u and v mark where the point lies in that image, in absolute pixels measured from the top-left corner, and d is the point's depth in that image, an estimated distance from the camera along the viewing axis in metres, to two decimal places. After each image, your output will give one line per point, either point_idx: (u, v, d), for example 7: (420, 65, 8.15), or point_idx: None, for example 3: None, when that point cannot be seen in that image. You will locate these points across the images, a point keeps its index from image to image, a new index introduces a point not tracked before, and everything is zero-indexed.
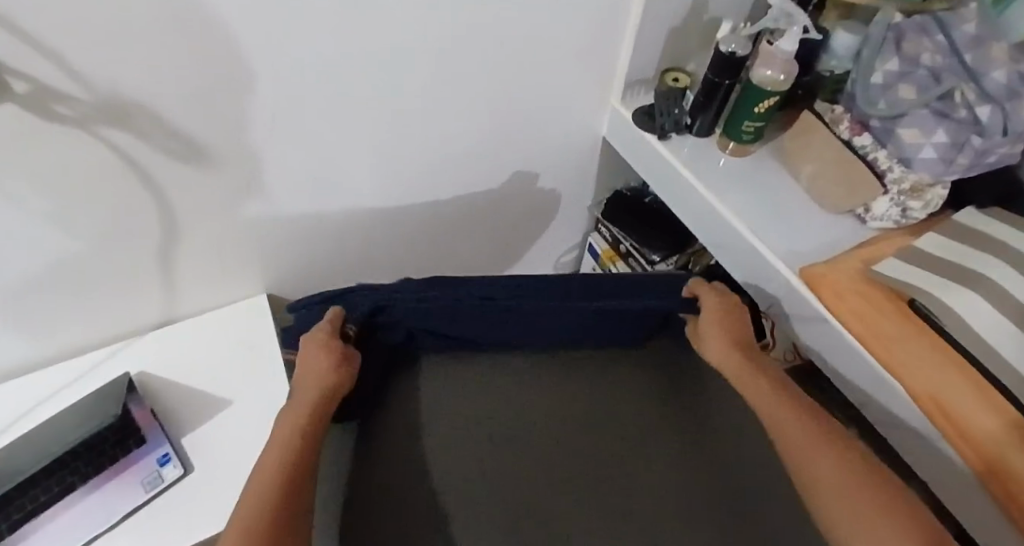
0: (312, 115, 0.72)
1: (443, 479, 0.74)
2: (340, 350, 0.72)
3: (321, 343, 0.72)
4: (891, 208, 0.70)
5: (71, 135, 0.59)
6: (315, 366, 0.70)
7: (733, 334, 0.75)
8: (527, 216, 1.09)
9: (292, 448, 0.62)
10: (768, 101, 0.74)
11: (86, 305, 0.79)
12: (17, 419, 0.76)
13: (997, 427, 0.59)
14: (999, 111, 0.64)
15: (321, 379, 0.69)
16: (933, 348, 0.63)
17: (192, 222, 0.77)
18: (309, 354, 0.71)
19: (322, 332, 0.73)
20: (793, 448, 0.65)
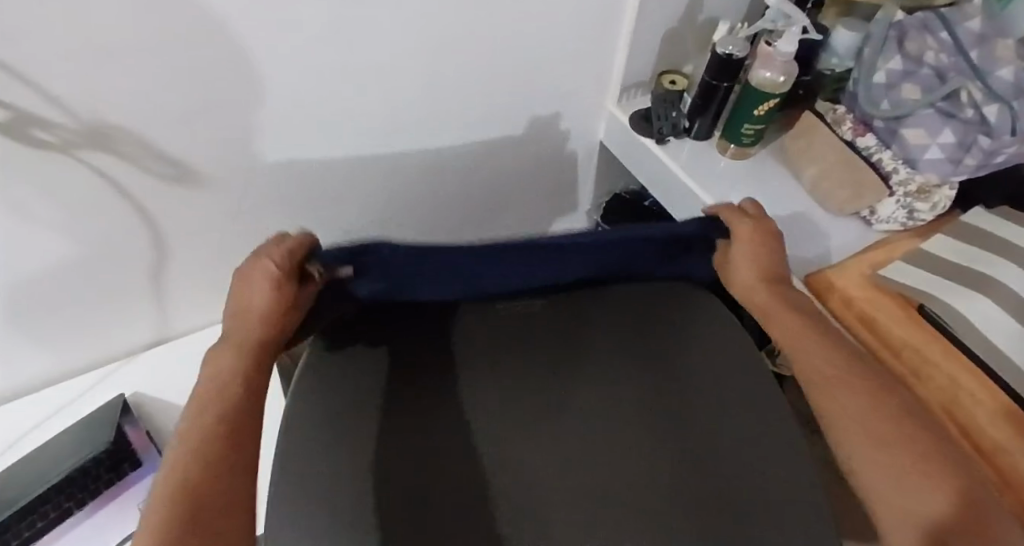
0: (304, 131, 0.71)
1: (490, 447, 0.53)
2: (292, 291, 0.53)
3: (267, 273, 0.52)
4: (898, 211, 0.68)
5: (55, 160, 0.58)
6: (251, 299, 0.52)
7: (765, 263, 0.61)
8: (541, 176, 0.98)
9: (221, 390, 0.48)
10: (768, 103, 0.72)
11: (79, 328, 0.78)
12: (20, 437, 0.74)
13: (1011, 435, 0.56)
14: (1007, 111, 0.62)
15: (258, 315, 0.52)
16: (946, 356, 0.60)
17: (183, 241, 0.75)
18: (248, 281, 0.53)
19: (270, 266, 0.52)
20: (829, 415, 0.53)
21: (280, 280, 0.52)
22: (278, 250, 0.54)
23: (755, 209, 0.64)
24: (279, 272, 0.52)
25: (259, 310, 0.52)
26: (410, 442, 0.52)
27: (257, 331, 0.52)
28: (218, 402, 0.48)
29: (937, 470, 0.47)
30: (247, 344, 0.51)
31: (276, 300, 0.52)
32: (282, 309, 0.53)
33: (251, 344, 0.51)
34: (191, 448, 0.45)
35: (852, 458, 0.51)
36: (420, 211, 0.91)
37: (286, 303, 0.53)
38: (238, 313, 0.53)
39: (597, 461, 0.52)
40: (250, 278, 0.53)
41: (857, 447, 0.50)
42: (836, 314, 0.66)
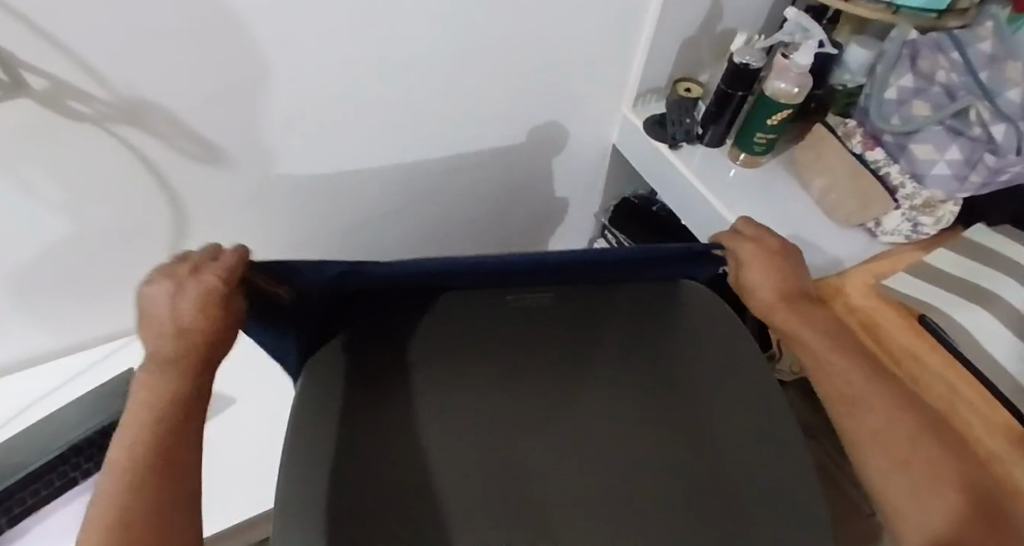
0: (327, 118, 0.72)
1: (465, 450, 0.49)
2: (233, 311, 0.48)
3: (203, 287, 0.47)
4: (903, 223, 0.69)
5: (86, 131, 0.60)
6: (179, 315, 0.46)
7: (781, 282, 0.61)
8: (546, 178, 1.00)
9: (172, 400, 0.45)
10: (780, 114, 0.74)
11: (92, 300, 0.79)
12: (21, 410, 0.77)
13: (1008, 447, 0.57)
14: (1013, 130, 0.63)
15: (193, 335, 0.46)
16: (946, 367, 0.62)
17: (201, 221, 0.77)
18: (173, 294, 0.47)
19: (207, 282, 0.47)
20: (850, 426, 0.53)
21: (223, 298, 0.47)
22: (215, 264, 0.48)
23: (751, 231, 0.63)
24: (218, 288, 0.47)
25: (192, 330, 0.46)
26: (366, 448, 0.49)
27: (194, 350, 0.46)
28: (168, 416, 0.44)
29: (950, 483, 0.49)
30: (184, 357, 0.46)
31: (215, 320, 0.47)
32: (222, 330, 0.48)
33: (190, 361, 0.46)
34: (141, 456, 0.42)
35: (872, 470, 0.52)
36: (434, 203, 0.93)
37: (225, 325, 0.48)
38: (161, 328, 0.46)
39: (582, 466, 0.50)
40: (177, 291, 0.47)
41: (881, 478, 0.51)
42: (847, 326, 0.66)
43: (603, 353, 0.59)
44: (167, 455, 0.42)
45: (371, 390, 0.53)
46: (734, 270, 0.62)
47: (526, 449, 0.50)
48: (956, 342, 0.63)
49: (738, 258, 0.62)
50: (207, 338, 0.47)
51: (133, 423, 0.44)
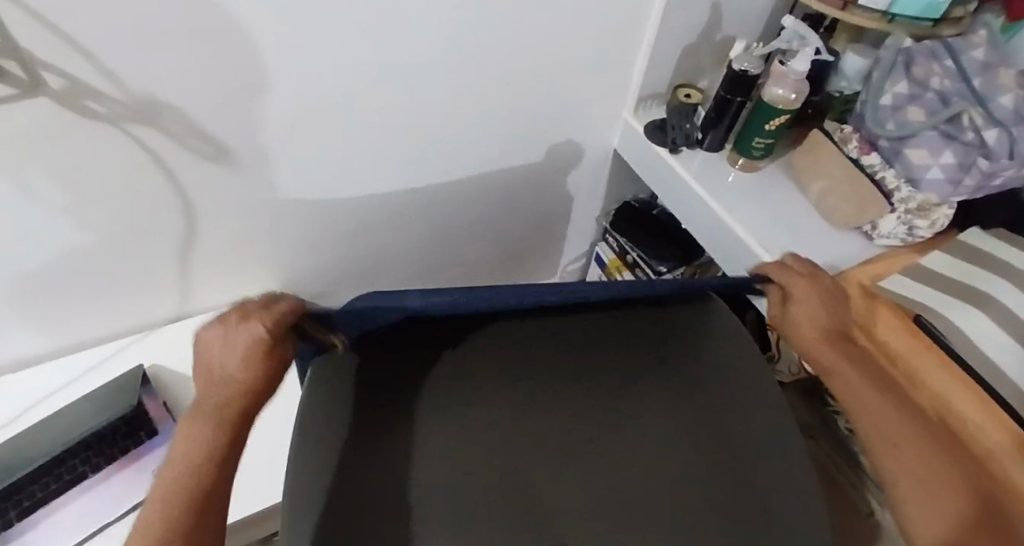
0: (334, 120, 0.74)
1: (451, 472, 0.54)
2: (277, 362, 0.53)
3: (253, 336, 0.52)
4: (898, 226, 0.71)
5: (101, 130, 0.61)
6: (231, 363, 0.52)
7: (824, 317, 0.62)
8: (552, 188, 1.04)
9: (218, 429, 0.51)
10: (778, 119, 0.76)
11: (100, 299, 0.80)
12: (25, 410, 0.78)
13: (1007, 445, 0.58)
14: (1007, 135, 0.65)
15: (239, 383, 0.52)
16: (941, 368, 0.63)
17: (209, 220, 0.78)
18: (230, 340, 0.53)
19: (257, 333, 0.52)
20: (877, 445, 0.57)
21: (268, 347, 0.53)
22: (270, 314, 0.53)
23: (800, 265, 0.65)
24: (267, 340, 0.52)
25: (239, 379, 0.52)
26: (365, 462, 0.54)
27: (240, 395, 0.52)
28: (208, 443, 0.51)
29: (961, 499, 0.53)
30: (230, 401, 0.52)
31: (257, 369, 0.52)
32: (266, 379, 0.53)
33: (234, 405, 0.52)
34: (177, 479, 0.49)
35: (898, 487, 0.55)
36: (439, 204, 0.95)
37: (270, 374, 0.53)
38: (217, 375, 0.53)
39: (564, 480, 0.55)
40: (232, 339, 0.53)
41: (909, 499, 0.54)
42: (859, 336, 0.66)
43: (618, 378, 0.63)
44: (202, 480, 0.49)
45: (377, 412, 0.58)
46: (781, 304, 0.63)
47: (511, 467, 0.55)
48: (952, 344, 0.64)
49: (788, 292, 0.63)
50: (252, 385, 0.52)
51: (178, 450, 0.51)
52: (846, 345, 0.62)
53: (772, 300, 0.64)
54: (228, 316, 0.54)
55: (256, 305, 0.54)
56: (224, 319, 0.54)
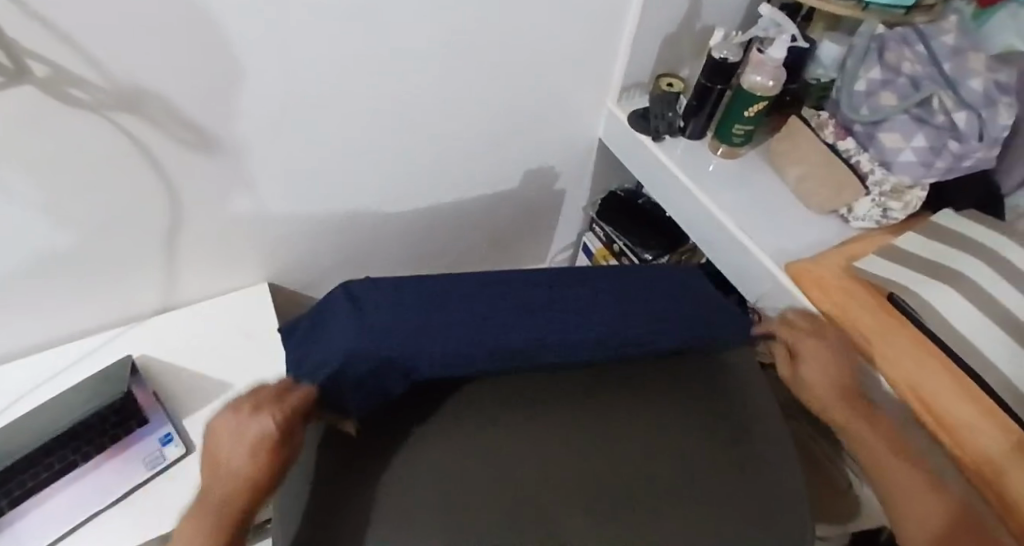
0: (320, 109, 0.75)
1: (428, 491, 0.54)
2: (283, 457, 0.55)
3: (261, 433, 0.54)
4: (872, 209, 0.73)
5: (87, 119, 0.62)
6: (235, 455, 0.53)
7: (837, 376, 0.64)
8: (538, 180, 1.05)
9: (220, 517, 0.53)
10: (757, 106, 0.78)
11: (88, 290, 0.81)
12: (9, 403, 0.78)
13: (1007, 449, 0.60)
14: (975, 118, 0.66)
15: (244, 476, 0.53)
16: (918, 345, 0.66)
17: (196, 209, 0.79)
18: (237, 432, 0.54)
19: (265, 429, 0.54)
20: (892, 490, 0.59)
21: (275, 441, 0.54)
22: (281, 408, 0.55)
23: (807, 322, 0.69)
24: (274, 437, 0.54)
25: (243, 473, 0.53)
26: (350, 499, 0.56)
27: (239, 490, 0.53)
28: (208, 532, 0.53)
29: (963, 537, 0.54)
30: (235, 491, 0.53)
31: (260, 464, 0.53)
32: (271, 475, 0.54)
33: (233, 501, 0.53)
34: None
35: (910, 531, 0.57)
36: (426, 194, 0.96)
37: (273, 469, 0.54)
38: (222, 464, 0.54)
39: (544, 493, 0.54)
40: (240, 430, 0.54)
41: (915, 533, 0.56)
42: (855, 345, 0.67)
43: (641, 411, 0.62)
44: None
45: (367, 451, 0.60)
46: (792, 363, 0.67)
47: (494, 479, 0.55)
48: (925, 319, 0.66)
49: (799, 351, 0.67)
50: (257, 480, 0.53)
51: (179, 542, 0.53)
52: (862, 404, 0.64)
53: (783, 361, 0.68)
54: (240, 404, 0.57)
55: (267, 396, 0.56)
56: (237, 408, 0.56)
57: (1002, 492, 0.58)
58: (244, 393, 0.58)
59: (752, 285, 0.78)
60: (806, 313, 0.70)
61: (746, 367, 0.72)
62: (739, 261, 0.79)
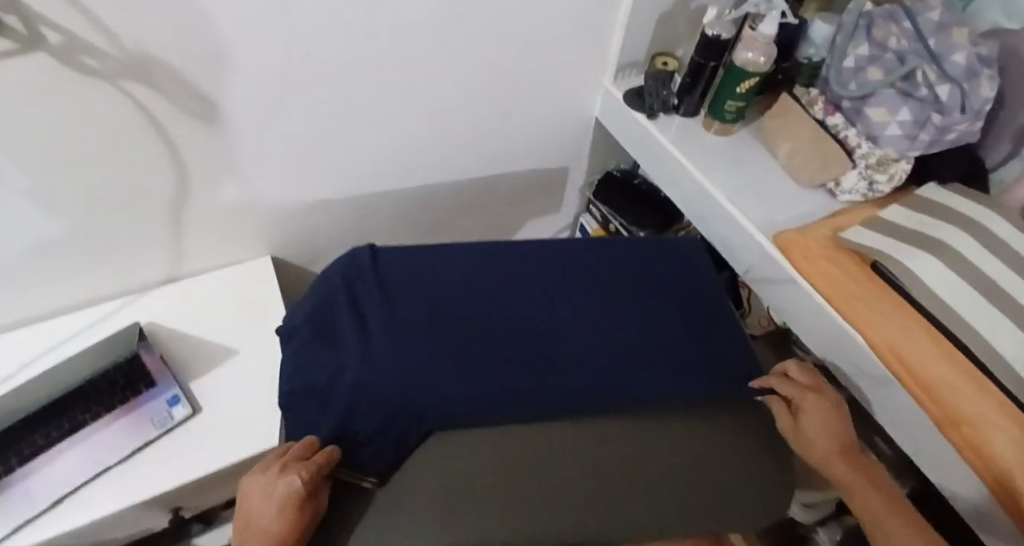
0: (322, 81, 0.77)
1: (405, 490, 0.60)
2: (308, 515, 0.55)
3: (288, 489, 0.54)
4: (859, 182, 0.76)
5: (98, 87, 0.64)
6: (265, 512, 0.54)
7: (838, 436, 0.65)
8: (536, 160, 1.07)
9: None
10: (748, 82, 0.80)
11: (97, 258, 0.83)
12: (21, 368, 0.80)
13: (996, 413, 0.61)
14: (957, 91, 0.68)
15: (272, 532, 0.53)
16: (906, 317, 0.68)
17: (202, 180, 0.81)
18: (267, 491, 0.55)
19: (293, 485, 0.54)
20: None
21: (297, 496, 0.54)
22: (306, 466, 0.56)
23: (802, 376, 0.70)
24: (300, 492, 0.55)
25: (272, 529, 0.53)
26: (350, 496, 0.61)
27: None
28: None
29: None
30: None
31: (288, 520, 0.53)
32: (296, 532, 0.54)
33: None
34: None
35: None
36: (426, 170, 0.98)
37: (300, 525, 0.54)
38: (252, 525, 0.54)
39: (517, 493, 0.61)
40: (269, 489, 0.55)
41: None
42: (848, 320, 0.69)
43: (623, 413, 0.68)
44: None
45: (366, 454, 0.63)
46: (792, 419, 0.67)
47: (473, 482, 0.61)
48: (908, 287, 0.68)
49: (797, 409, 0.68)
50: (285, 535, 0.53)
51: None
52: (863, 464, 0.65)
53: (782, 415, 0.68)
54: (268, 465, 0.58)
55: (291, 455, 0.58)
56: (265, 469, 0.57)
57: (981, 451, 0.61)
58: (271, 455, 0.60)
59: (741, 257, 0.81)
60: (801, 367, 0.71)
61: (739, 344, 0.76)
62: (729, 234, 0.81)
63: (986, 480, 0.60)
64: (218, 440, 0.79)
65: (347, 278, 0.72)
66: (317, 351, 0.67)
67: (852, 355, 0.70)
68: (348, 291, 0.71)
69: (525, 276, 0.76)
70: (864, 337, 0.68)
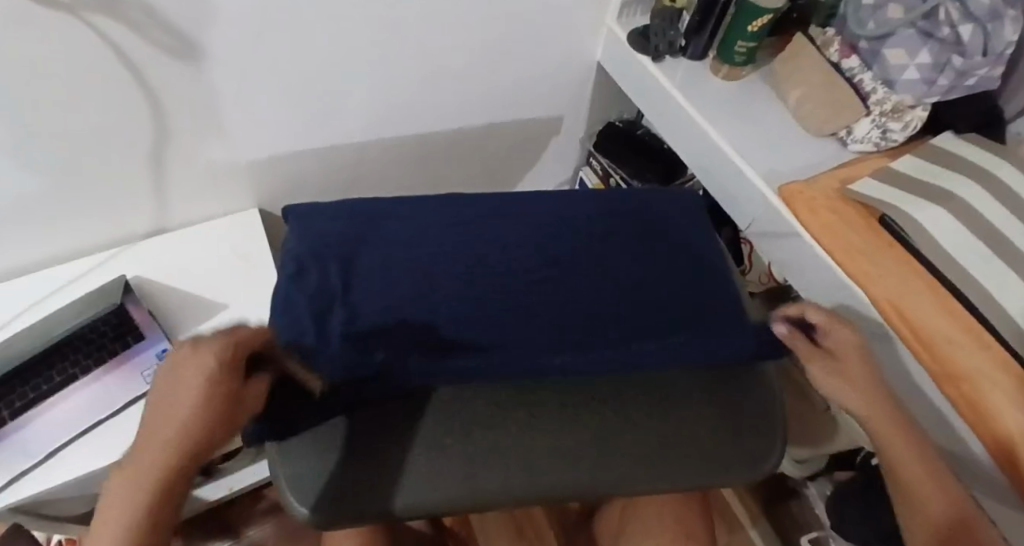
0: (308, 18, 0.72)
1: (420, 463, 0.57)
2: (227, 413, 0.48)
3: (204, 384, 0.47)
4: (872, 130, 0.72)
5: (64, 20, 0.59)
6: (174, 408, 0.46)
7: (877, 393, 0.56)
8: (535, 108, 1.03)
9: (165, 467, 0.45)
10: (762, 19, 0.75)
11: (76, 207, 0.80)
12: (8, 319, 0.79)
13: (990, 366, 0.60)
14: (981, 32, 0.63)
15: (190, 419, 0.46)
16: (912, 275, 0.65)
17: (183, 122, 0.77)
18: (179, 384, 0.47)
19: (212, 374, 0.47)
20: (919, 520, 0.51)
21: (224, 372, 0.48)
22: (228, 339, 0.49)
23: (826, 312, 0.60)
24: (222, 384, 0.47)
25: (183, 424, 0.46)
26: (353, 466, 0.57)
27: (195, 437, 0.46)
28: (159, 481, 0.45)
29: None
30: (170, 446, 0.46)
31: (200, 418, 0.46)
32: (222, 414, 0.48)
33: (184, 446, 0.46)
34: (134, 495, 0.44)
35: None
36: (421, 118, 0.94)
37: (218, 425, 0.47)
38: (162, 421, 0.47)
39: (535, 461, 0.59)
40: (182, 379, 0.47)
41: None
42: (851, 276, 0.67)
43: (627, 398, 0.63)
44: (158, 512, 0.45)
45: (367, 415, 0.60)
46: (822, 359, 0.58)
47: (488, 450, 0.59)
48: (916, 243, 0.65)
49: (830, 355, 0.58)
50: (195, 432, 0.46)
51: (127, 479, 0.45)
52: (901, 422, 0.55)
53: (806, 351, 0.59)
54: (178, 350, 0.49)
55: (204, 339, 0.49)
56: (173, 360, 0.49)
57: (978, 405, 0.59)
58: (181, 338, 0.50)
59: (744, 210, 0.78)
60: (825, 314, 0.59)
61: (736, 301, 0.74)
62: (733, 186, 0.78)
63: (982, 432, 0.59)
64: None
65: (314, 305, 0.65)
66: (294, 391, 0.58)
67: (856, 315, 0.68)
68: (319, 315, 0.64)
69: (522, 259, 0.71)
70: (864, 291, 0.66)
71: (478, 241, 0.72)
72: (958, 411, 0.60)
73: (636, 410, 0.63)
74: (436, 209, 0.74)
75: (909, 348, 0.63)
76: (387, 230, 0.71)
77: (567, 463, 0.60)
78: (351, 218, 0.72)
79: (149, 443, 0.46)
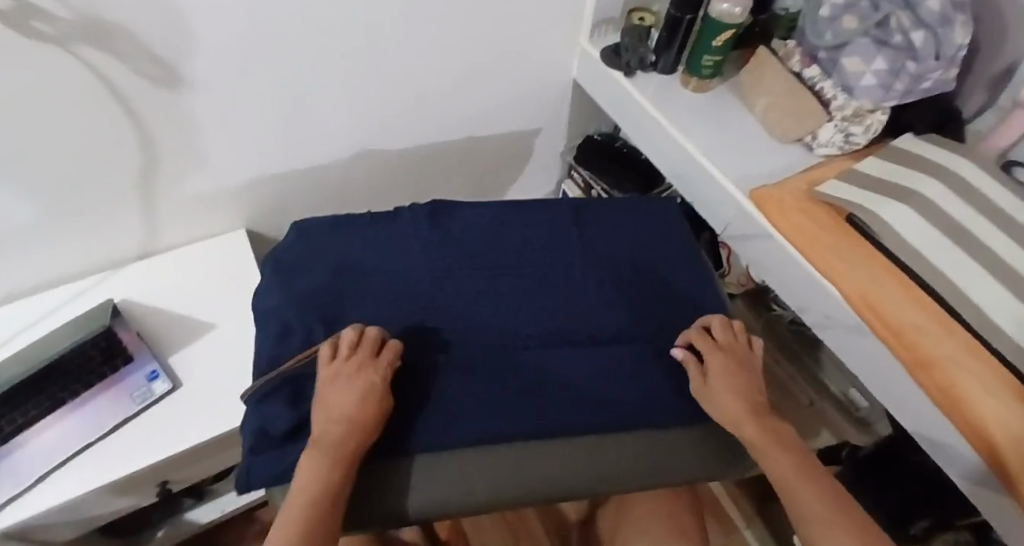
0: (290, 43, 0.74)
1: (423, 469, 0.60)
2: (386, 410, 0.58)
3: (368, 382, 0.58)
4: (835, 134, 0.76)
5: (50, 52, 0.60)
6: (342, 400, 0.57)
7: (742, 390, 0.64)
8: (514, 126, 1.06)
9: (343, 446, 0.54)
10: (724, 34, 0.79)
11: (62, 233, 0.81)
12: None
13: (958, 352, 0.62)
14: (931, 37, 0.68)
15: (366, 405, 0.57)
16: (880, 271, 0.68)
17: (167, 146, 0.78)
18: (344, 384, 0.58)
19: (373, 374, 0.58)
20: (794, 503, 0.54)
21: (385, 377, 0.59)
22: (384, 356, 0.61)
23: (719, 333, 0.69)
24: (378, 385, 0.58)
25: (351, 412, 0.56)
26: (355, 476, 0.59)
27: (364, 421, 0.56)
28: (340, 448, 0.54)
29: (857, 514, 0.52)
30: (347, 427, 0.55)
31: (370, 393, 0.58)
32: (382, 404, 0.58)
33: (359, 426, 0.55)
34: (329, 454, 0.53)
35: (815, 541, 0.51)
36: (404, 136, 0.97)
37: (378, 419, 0.57)
38: (338, 402, 0.57)
39: (533, 464, 0.62)
40: (345, 381, 0.58)
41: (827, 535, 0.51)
42: (824, 274, 0.69)
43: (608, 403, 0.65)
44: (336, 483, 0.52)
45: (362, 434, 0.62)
46: (702, 377, 0.65)
47: (489, 458, 0.61)
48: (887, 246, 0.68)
49: (706, 367, 0.66)
50: (364, 417, 0.56)
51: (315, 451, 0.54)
52: (773, 424, 0.61)
53: (692, 371, 0.66)
54: (332, 363, 0.61)
55: (362, 349, 0.61)
56: (337, 370, 0.59)
57: (951, 392, 0.61)
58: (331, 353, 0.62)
59: (719, 215, 0.81)
60: (721, 326, 0.70)
61: (712, 301, 0.76)
62: (707, 192, 0.81)
63: (958, 421, 0.61)
64: (199, 412, 0.79)
65: (307, 316, 0.67)
66: (274, 395, 0.62)
67: (827, 312, 0.71)
68: (310, 321, 0.67)
69: (507, 267, 0.74)
70: (838, 288, 0.68)
71: (463, 249, 0.74)
72: (930, 397, 0.63)
73: (616, 410, 0.65)
74: (419, 222, 0.76)
75: (880, 339, 0.66)
76: (372, 242, 0.74)
77: (556, 465, 0.62)
78: (337, 231, 0.75)
79: (339, 405, 0.56)
